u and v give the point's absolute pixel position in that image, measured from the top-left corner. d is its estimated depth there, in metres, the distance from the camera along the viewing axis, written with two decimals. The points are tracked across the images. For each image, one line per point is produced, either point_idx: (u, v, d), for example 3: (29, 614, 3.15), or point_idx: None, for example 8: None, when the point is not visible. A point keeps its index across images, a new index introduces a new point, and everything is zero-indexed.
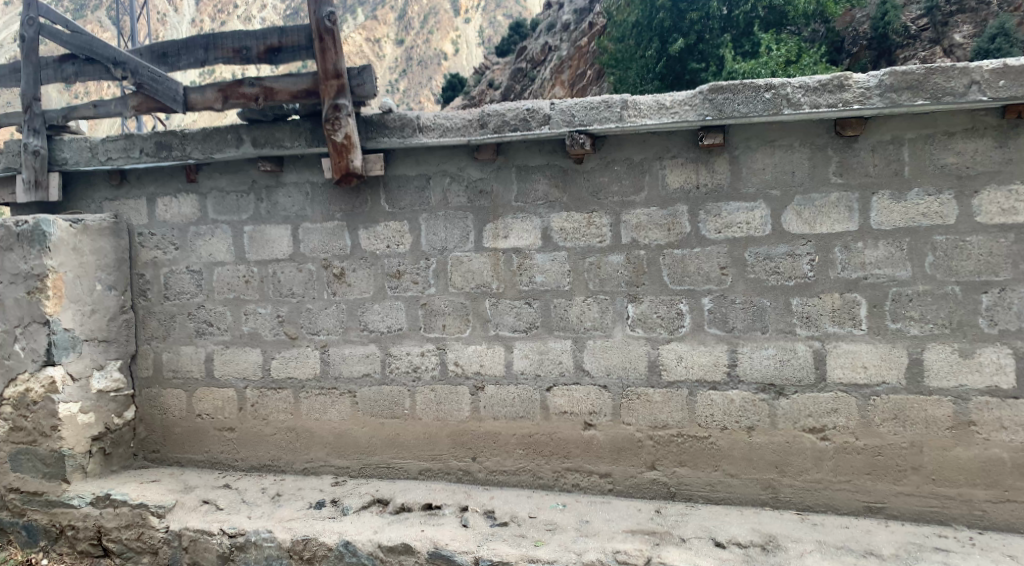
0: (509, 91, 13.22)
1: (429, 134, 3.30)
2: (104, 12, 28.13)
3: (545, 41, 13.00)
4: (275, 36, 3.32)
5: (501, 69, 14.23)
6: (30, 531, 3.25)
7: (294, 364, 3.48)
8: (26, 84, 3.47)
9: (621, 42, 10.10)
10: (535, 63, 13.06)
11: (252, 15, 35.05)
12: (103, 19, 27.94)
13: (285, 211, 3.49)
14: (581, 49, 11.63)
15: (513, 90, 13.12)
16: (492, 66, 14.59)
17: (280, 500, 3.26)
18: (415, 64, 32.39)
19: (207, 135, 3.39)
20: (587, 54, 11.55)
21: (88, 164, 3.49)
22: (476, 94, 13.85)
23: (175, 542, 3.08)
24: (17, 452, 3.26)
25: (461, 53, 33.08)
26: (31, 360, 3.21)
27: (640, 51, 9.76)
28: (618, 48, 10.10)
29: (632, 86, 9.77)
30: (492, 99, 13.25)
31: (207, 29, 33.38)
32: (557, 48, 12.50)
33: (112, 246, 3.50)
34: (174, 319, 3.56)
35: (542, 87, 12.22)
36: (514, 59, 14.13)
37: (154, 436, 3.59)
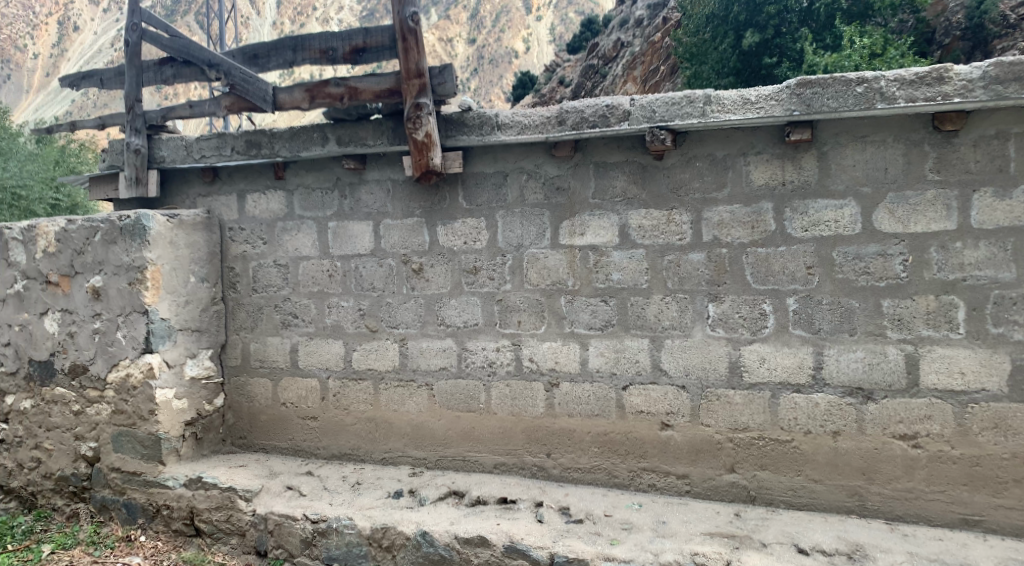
0: (580, 88, 13.20)
1: (509, 131, 3.32)
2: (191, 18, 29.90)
3: (618, 37, 12.88)
4: (361, 37, 3.41)
5: (571, 66, 14.11)
6: (129, 509, 3.38)
7: (374, 356, 3.56)
8: (128, 86, 3.65)
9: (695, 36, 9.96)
10: (606, 60, 12.90)
11: (329, 17, 36.33)
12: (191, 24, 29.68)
13: (367, 208, 3.58)
14: (654, 45, 11.47)
15: (583, 87, 13.01)
16: (562, 63, 14.51)
17: (361, 488, 3.35)
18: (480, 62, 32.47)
19: (294, 134, 3.50)
20: (660, 50, 11.36)
21: (184, 162, 3.66)
22: (547, 91, 13.88)
23: (261, 526, 3.20)
24: (118, 433, 3.39)
25: (526, 51, 32.97)
26: (131, 347, 3.34)
27: (715, 46, 9.62)
28: (693, 42, 9.87)
29: (707, 82, 9.62)
30: (562, 96, 13.26)
31: (284, 30, 34.70)
32: (630, 44, 12.39)
33: (205, 240, 3.65)
34: (261, 310, 3.70)
35: (612, 84, 12.07)
36: (585, 56, 14.08)
37: (241, 423, 3.74)
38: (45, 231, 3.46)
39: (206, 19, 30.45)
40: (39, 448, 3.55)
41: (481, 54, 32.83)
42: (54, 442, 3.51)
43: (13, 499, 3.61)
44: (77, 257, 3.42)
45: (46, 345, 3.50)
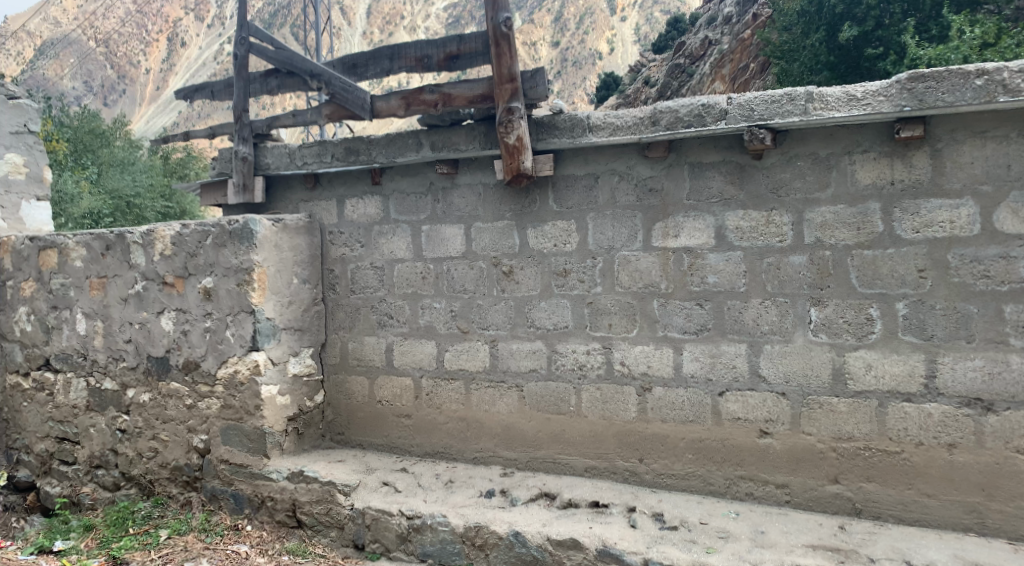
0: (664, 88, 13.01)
1: (601, 133, 3.32)
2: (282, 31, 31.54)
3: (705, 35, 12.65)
4: (455, 44, 3.49)
5: (656, 65, 13.82)
6: (237, 499, 3.53)
7: (466, 357, 3.62)
8: (237, 97, 3.86)
9: (787, 32, 9.72)
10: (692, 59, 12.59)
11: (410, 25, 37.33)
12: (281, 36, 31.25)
13: (459, 211, 3.64)
14: (744, 42, 11.20)
15: (667, 87, 12.85)
16: (647, 63, 14.25)
17: (453, 486, 3.41)
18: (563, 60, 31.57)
19: (390, 140, 3.62)
20: (750, 47, 11.13)
21: (287, 168, 3.83)
22: (631, 92, 13.78)
23: (359, 520, 3.30)
24: (227, 427, 3.54)
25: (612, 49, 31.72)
26: (239, 345, 3.49)
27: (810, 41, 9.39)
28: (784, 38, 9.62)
29: (800, 79, 9.34)
30: (645, 96, 13.12)
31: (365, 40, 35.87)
32: (717, 42, 12.15)
33: (307, 243, 3.79)
34: (358, 311, 3.82)
35: (698, 83, 11.78)
36: (669, 55, 13.90)
37: (339, 419, 3.87)
38: (162, 235, 3.64)
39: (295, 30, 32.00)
40: (156, 439, 3.72)
41: (563, 57, 32.98)
42: (169, 434, 3.68)
43: (133, 485, 3.79)
44: (190, 259, 3.59)
45: (162, 342, 3.68)
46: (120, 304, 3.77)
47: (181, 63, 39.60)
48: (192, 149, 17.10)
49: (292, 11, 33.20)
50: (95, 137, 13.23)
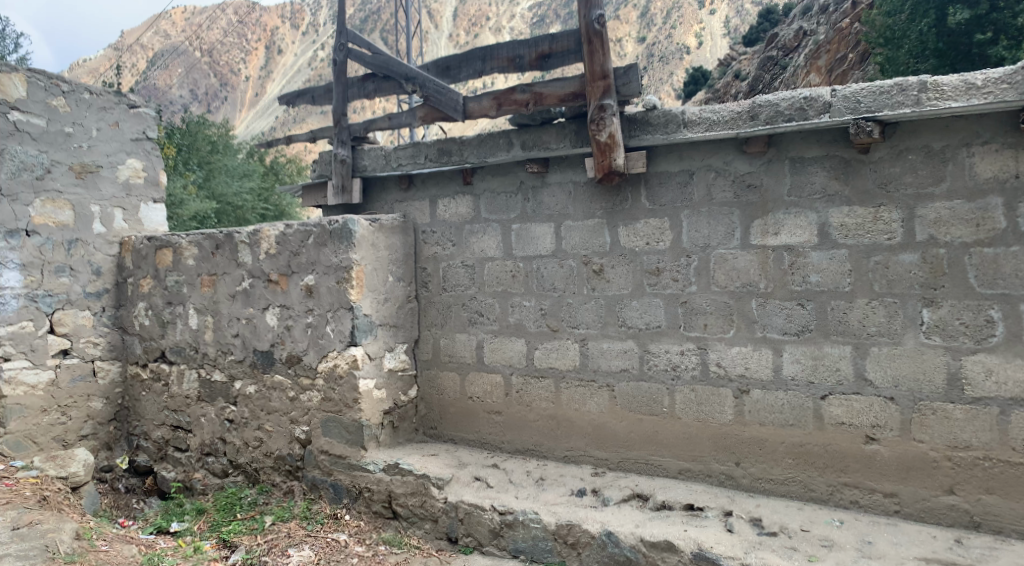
0: (753, 81, 12.53)
1: (696, 129, 3.25)
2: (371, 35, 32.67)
3: (796, 25, 12.12)
4: (547, 43, 3.50)
5: (746, 58, 13.30)
6: (336, 489, 3.66)
7: (556, 355, 3.61)
8: (336, 101, 4.02)
9: (891, 17, 9.09)
10: (786, 50, 12.01)
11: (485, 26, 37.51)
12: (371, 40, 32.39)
13: (549, 210, 3.62)
14: (842, 32, 10.52)
15: (758, 80, 12.35)
16: (737, 57, 13.70)
17: (545, 484, 3.42)
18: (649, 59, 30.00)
19: (481, 140, 3.66)
20: (849, 36, 10.42)
21: (382, 170, 3.95)
22: (720, 87, 13.32)
23: (452, 513, 3.36)
24: (327, 419, 3.68)
25: (703, 49, 29.85)
26: (338, 340, 3.62)
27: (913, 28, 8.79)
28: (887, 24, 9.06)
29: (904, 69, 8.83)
30: (731, 91, 12.71)
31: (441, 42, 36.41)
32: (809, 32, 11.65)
33: (401, 242, 3.89)
34: (450, 308, 3.88)
35: (793, 75, 11.21)
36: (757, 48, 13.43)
37: (432, 414, 3.95)
38: (267, 235, 3.81)
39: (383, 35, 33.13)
40: (261, 429, 3.90)
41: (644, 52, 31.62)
42: (273, 424, 3.85)
43: (240, 473, 3.99)
44: (293, 257, 3.75)
45: (267, 336, 3.86)
46: (229, 300, 3.98)
47: (276, 70, 41.43)
48: (285, 151, 17.70)
49: (383, 16, 34.35)
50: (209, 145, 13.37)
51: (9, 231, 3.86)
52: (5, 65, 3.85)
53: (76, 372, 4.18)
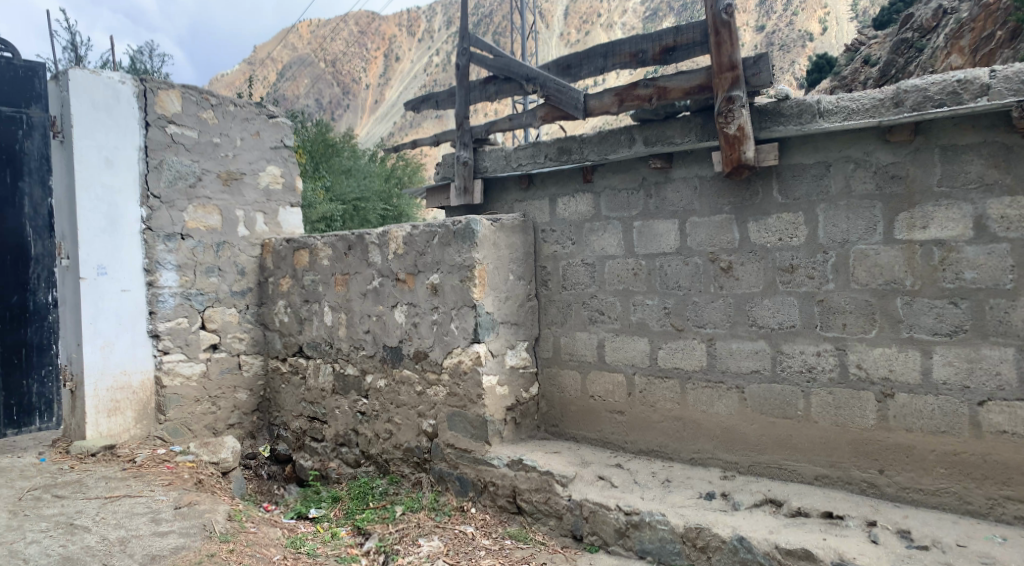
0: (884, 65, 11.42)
1: (833, 119, 3.10)
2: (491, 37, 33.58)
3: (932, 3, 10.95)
4: (672, 36, 3.45)
5: (876, 42, 12.30)
6: (462, 483, 3.75)
7: (681, 355, 3.53)
8: (458, 105, 4.12)
9: None
10: (924, 32, 10.54)
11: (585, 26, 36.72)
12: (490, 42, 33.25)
13: (674, 206, 3.55)
14: (990, 8, 9.08)
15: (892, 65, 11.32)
16: (866, 40, 12.65)
17: (671, 486, 3.36)
18: (773, 52, 27.78)
19: (603, 137, 3.65)
20: (996, 13, 8.99)
21: (503, 170, 4.04)
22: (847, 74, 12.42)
23: (577, 511, 3.36)
24: (452, 414, 3.77)
25: (829, 33, 27.53)
26: (462, 337, 3.71)
27: None
28: None
29: None
30: (858, 79, 11.84)
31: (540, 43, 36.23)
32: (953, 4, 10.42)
33: (522, 241, 3.92)
34: (570, 307, 3.88)
35: (931, 57, 10.07)
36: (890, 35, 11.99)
37: (554, 412, 3.97)
38: (396, 236, 3.96)
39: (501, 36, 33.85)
40: (390, 422, 4.06)
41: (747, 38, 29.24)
42: (402, 418, 4.00)
43: (371, 463, 4.17)
44: (419, 257, 3.88)
45: (395, 333, 4.01)
46: (360, 299, 4.17)
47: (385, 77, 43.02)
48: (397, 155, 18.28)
49: (495, 19, 35.08)
50: (330, 149, 13.95)
51: (167, 235, 4.18)
52: (164, 83, 4.18)
53: (224, 364, 4.50)
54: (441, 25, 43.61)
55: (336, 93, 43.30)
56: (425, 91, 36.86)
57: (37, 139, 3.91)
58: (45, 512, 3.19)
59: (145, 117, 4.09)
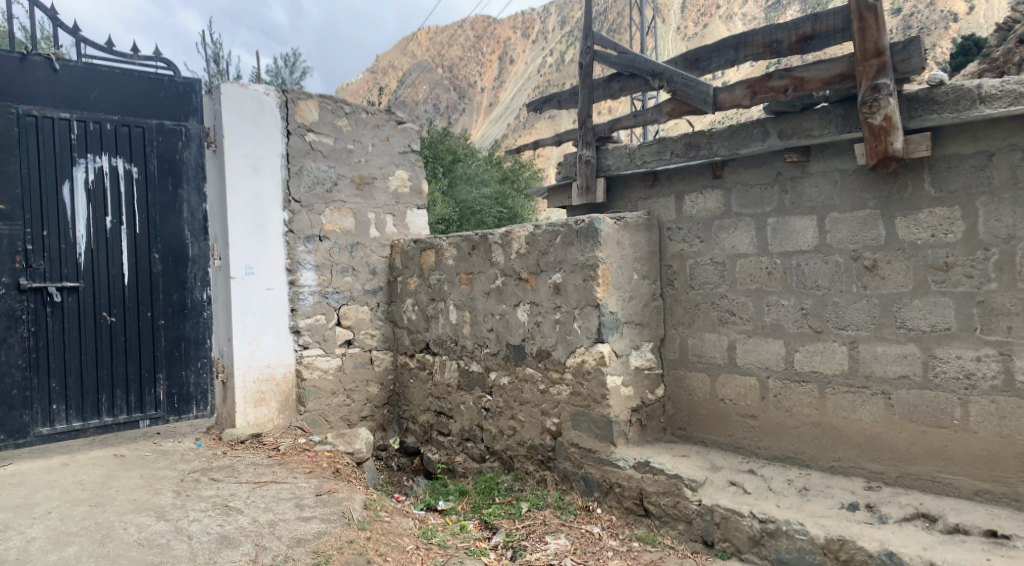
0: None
1: (997, 104, 2.83)
2: (615, 33, 33.48)
3: None
4: (810, 24, 3.31)
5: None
6: (587, 482, 3.74)
7: (820, 358, 3.37)
8: (582, 103, 4.18)
9: None
10: None
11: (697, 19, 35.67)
12: (620, 36, 33.20)
13: (811, 201, 3.39)
14: None
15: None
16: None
17: (810, 495, 3.21)
18: (911, 33, 25.76)
19: (733, 131, 3.55)
20: None
21: (627, 168, 4.03)
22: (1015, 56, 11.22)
23: (708, 516, 3.27)
24: (577, 413, 3.77)
25: (976, 13, 25.24)
26: (585, 337, 3.69)
27: None
28: None
29: None
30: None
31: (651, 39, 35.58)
32: None
33: (646, 240, 3.86)
34: (699, 307, 3.78)
35: None
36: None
37: (680, 415, 3.90)
38: (519, 236, 4.01)
39: (621, 32, 33.63)
40: (515, 419, 4.12)
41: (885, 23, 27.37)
42: (526, 415, 4.05)
43: (496, 459, 4.25)
44: (542, 256, 3.90)
45: (519, 331, 4.06)
46: (483, 297, 4.25)
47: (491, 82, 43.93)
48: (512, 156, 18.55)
49: (609, 18, 34.91)
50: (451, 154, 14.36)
51: (307, 237, 4.42)
52: (303, 93, 4.43)
53: (358, 359, 4.73)
54: (551, 25, 43.78)
55: (443, 98, 44.43)
56: (532, 93, 37.06)
57: (194, 148, 4.25)
58: (204, 493, 3.47)
59: (287, 126, 4.35)
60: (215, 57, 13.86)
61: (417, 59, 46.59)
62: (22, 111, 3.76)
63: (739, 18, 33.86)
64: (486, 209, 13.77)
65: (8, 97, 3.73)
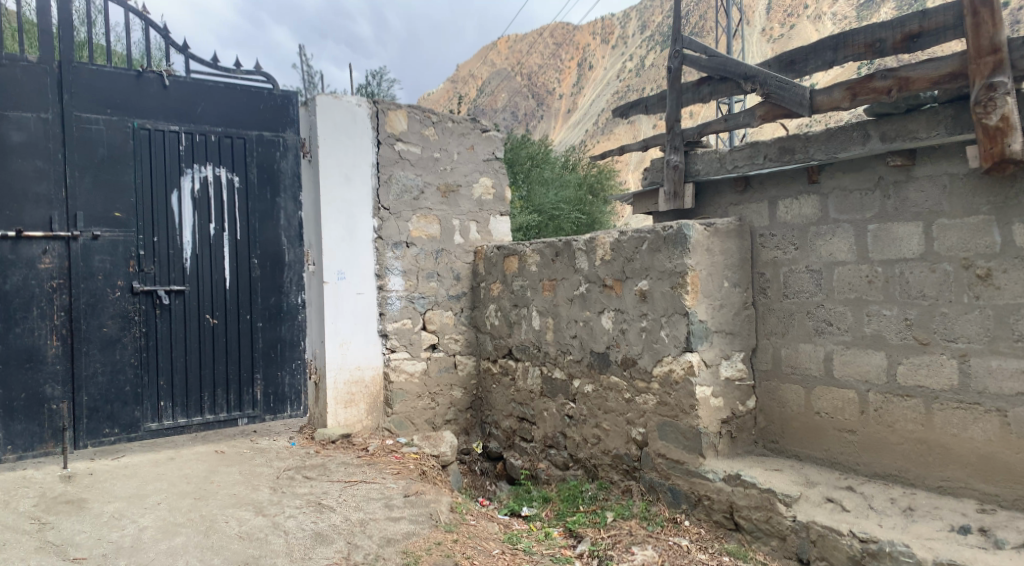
0: None
1: None
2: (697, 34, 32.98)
3: None
4: (916, 21, 3.18)
5: None
6: (674, 494, 3.68)
7: (926, 371, 3.19)
8: (670, 108, 4.18)
9: None
10: None
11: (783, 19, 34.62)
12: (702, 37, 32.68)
13: (917, 207, 3.22)
14: None
15: None
16: None
17: (915, 515, 3.04)
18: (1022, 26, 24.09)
19: (831, 135, 3.45)
20: None
21: (716, 172, 3.99)
22: None
23: (803, 533, 3.15)
24: (663, 423, 3.71)
25: None
26: (673, 345, 3.62)
27: None
28: None
29: None
30: None
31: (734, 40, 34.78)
32: None
33: (737, 247, 3.77)
34: (793, 316, 3.67)
35: None
36: None
37: (772, 427, 3.78)
38: (604, 242, 4.00)
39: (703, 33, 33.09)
40: (600, 427, 4.09)
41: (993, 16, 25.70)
42: (610, 424, 4.02)
43: (580, 467, 4.24)
44: (628, 263, 3.86)
45: (604, 338, 4.04)
46: (568, 304, 4.26)
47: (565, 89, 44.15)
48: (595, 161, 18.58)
49: (691, 20, 34.54)
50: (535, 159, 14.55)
51: (394, 243, 4.53)
52: (392, 104, 4.55)
53: (442, 364, 4.80)
54: (628, 30, 43.51)
55: (517, 106, 44.81)
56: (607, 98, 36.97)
57: (291, 158, 4.44)
58: (299, 490, 3.59)
59: (377, 136, 4.48)
60: (310, 78, 14.31)
61: (491, 68, 47.13)
62: (137, 125, 4.00)
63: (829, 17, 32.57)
64: (564, 214, 13.92)
65: (125, 111, 3.98)
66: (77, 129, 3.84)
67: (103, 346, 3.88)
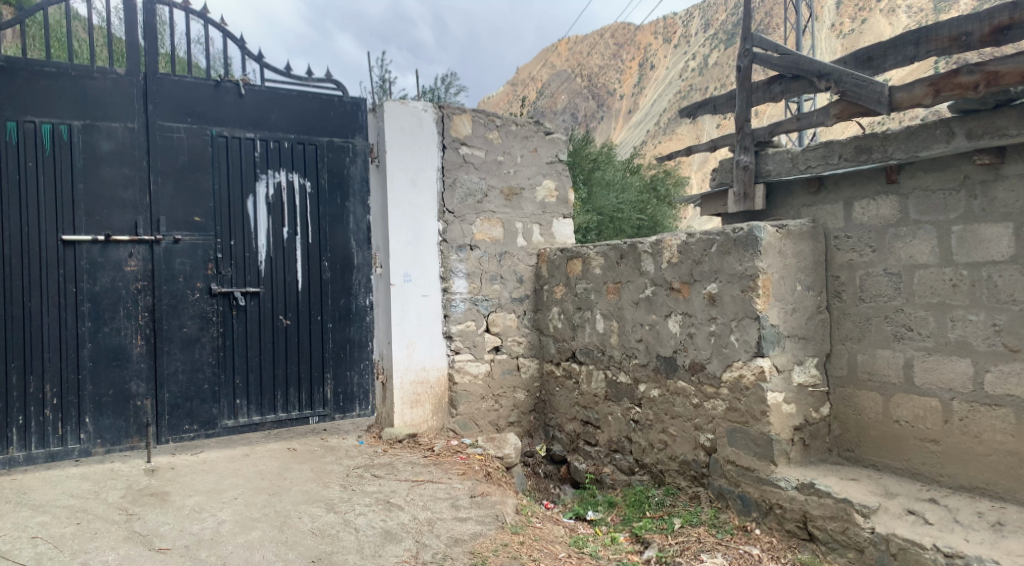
0: None
1: None
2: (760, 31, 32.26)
3: None
4: (1007, 13, 3.00)
5: None
6: (744, 501, 3.61)
7: (1017, 380, 3.03)
8: (740, 108, 4.15)
9: None
10: None
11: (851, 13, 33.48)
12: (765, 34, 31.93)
13: (1006, 207, 3.07)
14: None
15: None
16: None
17: (1005, 531, 2.89)
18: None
19: (913, 133, 3.30)
20: None
21: (788, 173, 3.89)
22: None
23: (882, 546, 3.03)
24: (733, 429, 3.64)
25: None
26: (744, 350, 3.55)
27: None
28: None
29: None
30: None
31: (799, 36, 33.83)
32: None
33: (811, 249, 3.67)
34: (871, 321, 3.55)
35: None
36: None
37: (848, 435, 3.66)
38: (670, 244, 3.96)
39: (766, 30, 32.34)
40: (666, 432, 4.05)
41: None
42: (677, 429, 3.97)
43: (646, 473, 4.20)
44: (696, 266, 3.81)
45: (670, 342, 3.99)
46: (633, 307, 4.24)
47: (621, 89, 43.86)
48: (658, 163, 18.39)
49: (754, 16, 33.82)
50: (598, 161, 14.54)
51: (459, 246, 4.59)
52: (458, 108, 4.61)
53: (505, 366, 4.83)
54: (687, 29, 42.89)
55: (573, 107, 44.75)
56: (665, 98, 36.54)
57: (360, 164, 4.54)
58: (367, 488, 3.66)
59: (442, 141, 4.54)
60: (382, 83, 14.65)
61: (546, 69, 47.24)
62: (214, 132, 4.16)
63: (902, 10, 31.32)
64: (624, 216, 13.86)
65: (204, 120, 4.15)
66: (160, 137, 4.02)
67: (183, 345, 4.05)
